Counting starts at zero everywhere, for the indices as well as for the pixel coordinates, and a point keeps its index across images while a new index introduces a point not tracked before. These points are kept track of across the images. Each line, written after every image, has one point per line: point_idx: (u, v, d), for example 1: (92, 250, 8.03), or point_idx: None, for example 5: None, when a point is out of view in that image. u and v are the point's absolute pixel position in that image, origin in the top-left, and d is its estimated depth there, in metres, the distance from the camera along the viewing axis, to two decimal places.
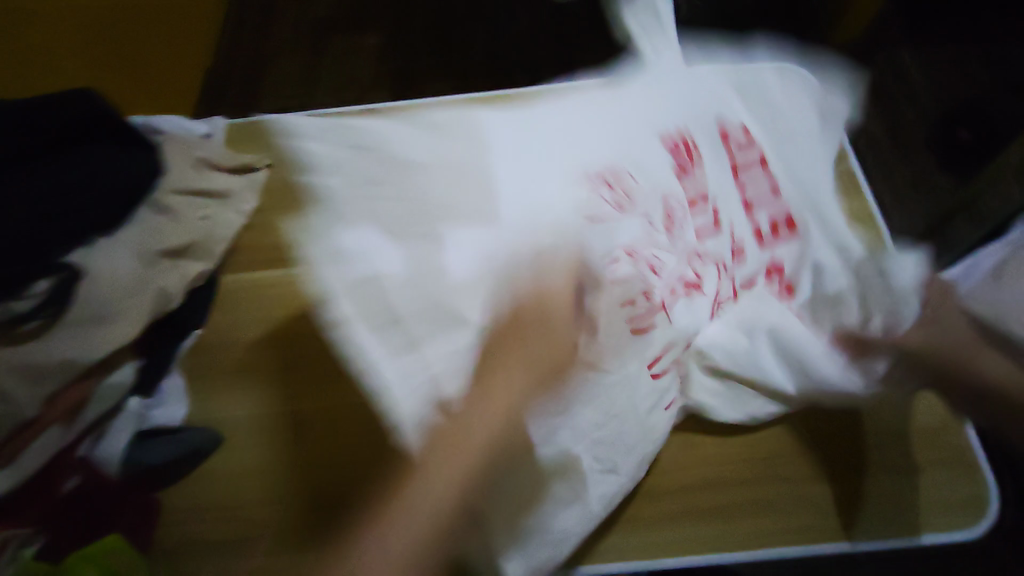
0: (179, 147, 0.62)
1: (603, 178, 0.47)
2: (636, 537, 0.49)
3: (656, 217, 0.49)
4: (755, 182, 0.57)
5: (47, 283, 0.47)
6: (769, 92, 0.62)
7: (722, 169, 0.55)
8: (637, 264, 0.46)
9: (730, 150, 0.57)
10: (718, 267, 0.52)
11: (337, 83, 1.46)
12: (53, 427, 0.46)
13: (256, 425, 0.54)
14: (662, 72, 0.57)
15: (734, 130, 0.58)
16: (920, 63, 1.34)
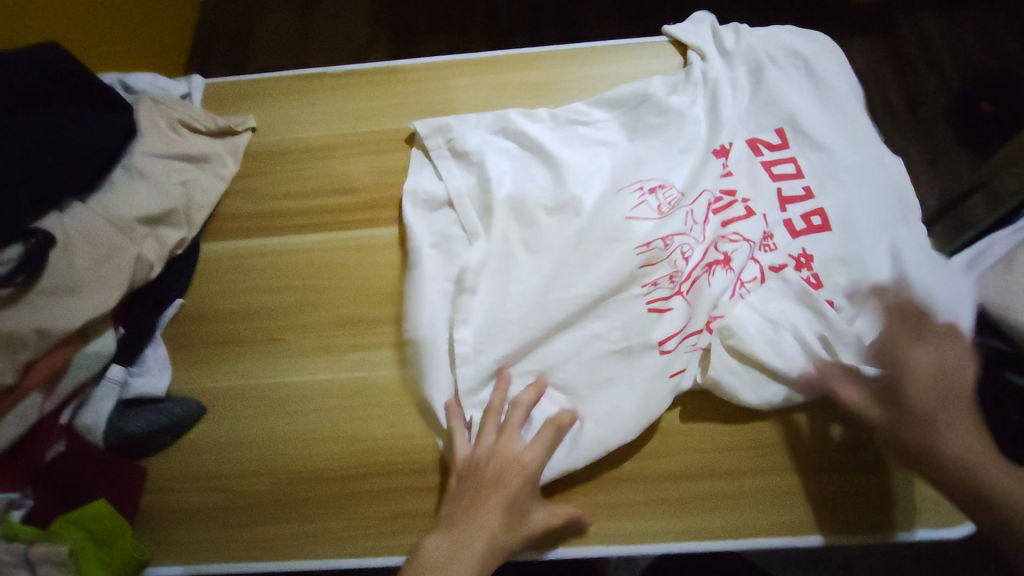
0: (153, 109, 0.61)
1: (646, 187, 0.55)
2: (618, 525, 0.48)
3: (692, 213, 0.54)
4: (789, 177, 0.56)
5: (19, 252, 0.48)
6: (822, 90, 0.61)
7: (751, 165, 0.57)
8: (659, 262, 0.52)
9: (758, 150, 0.58)
10: (750, 249, 0.53)
11: (331, 43, 1.41)
12: (33, 395, 0.46)
13: (234, 397, 0.53)
14: (618, 93, 0.62)
15: (767, 135, 0.59)
16: (943, 29, 1.27)
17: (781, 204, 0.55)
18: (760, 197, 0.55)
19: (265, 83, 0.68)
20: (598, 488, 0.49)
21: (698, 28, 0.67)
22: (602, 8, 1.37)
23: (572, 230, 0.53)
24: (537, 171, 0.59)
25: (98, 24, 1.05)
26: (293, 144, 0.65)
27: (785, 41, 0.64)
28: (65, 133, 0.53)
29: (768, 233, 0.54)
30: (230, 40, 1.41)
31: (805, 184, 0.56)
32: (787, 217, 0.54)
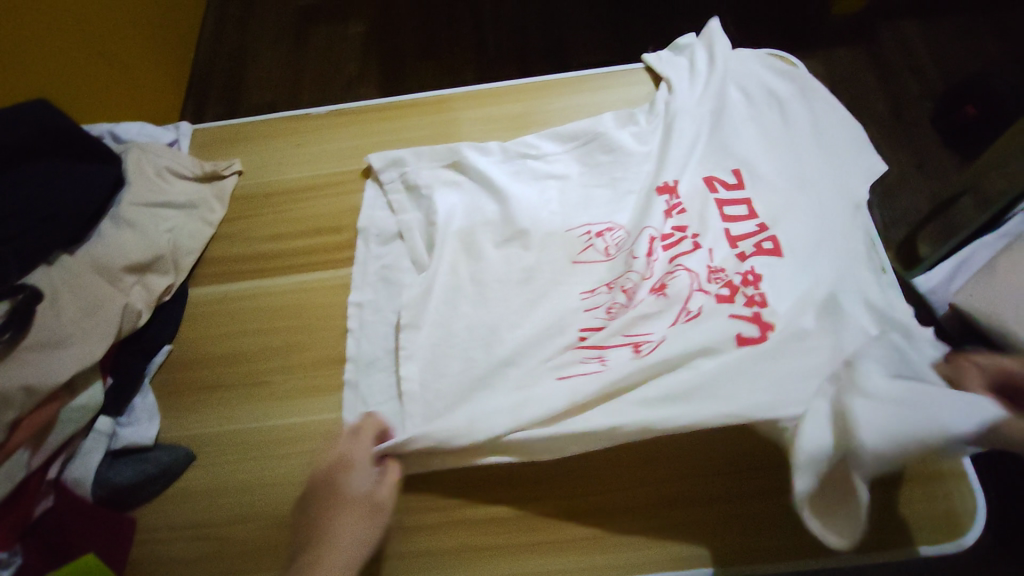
0: (140, 156, 0.62)
1: (593, 230, 0.59)
2: (611, 557, 0.46)
3: (634, 252, 0.55)
4: (740, 218, 0.56)
5: (7, 308, 0.48)
6: (787, 127, 0.62)
7: (704, 202, 0.57)
8: (598, 295, 0.54)
9: (712, 188, 0.58)
10: (693, 280, 0.52)
11: (323, 79, 1.44)
12: (19, 452, 0.45)
13: (223, 441, 0.53)
14: (587, 131, 0.65)
15: (723, 174, 0.59)
16: (924, 36, 1.28)
17: (730, 243, 0.55)
18: (709, 233, 0.55)
19: (256, 123, 0.70)
20: (588, 518, 0.48)
21: (675, 60, 0.69)
22: (586, 34, 1.39)
23: (515, 271, 0.57)
24: (487, 204, 0.62)
25: (93, 76, 1.08)
26: (281, 184, 0.66)
27: (755, 80, 0.66)
28: (53, 190, 0.54)
29: (720, 268, 0.53)
30: (223, 83, 1.44)
31: (757, 223, 0.55)
32: (737, 253, 0.54)
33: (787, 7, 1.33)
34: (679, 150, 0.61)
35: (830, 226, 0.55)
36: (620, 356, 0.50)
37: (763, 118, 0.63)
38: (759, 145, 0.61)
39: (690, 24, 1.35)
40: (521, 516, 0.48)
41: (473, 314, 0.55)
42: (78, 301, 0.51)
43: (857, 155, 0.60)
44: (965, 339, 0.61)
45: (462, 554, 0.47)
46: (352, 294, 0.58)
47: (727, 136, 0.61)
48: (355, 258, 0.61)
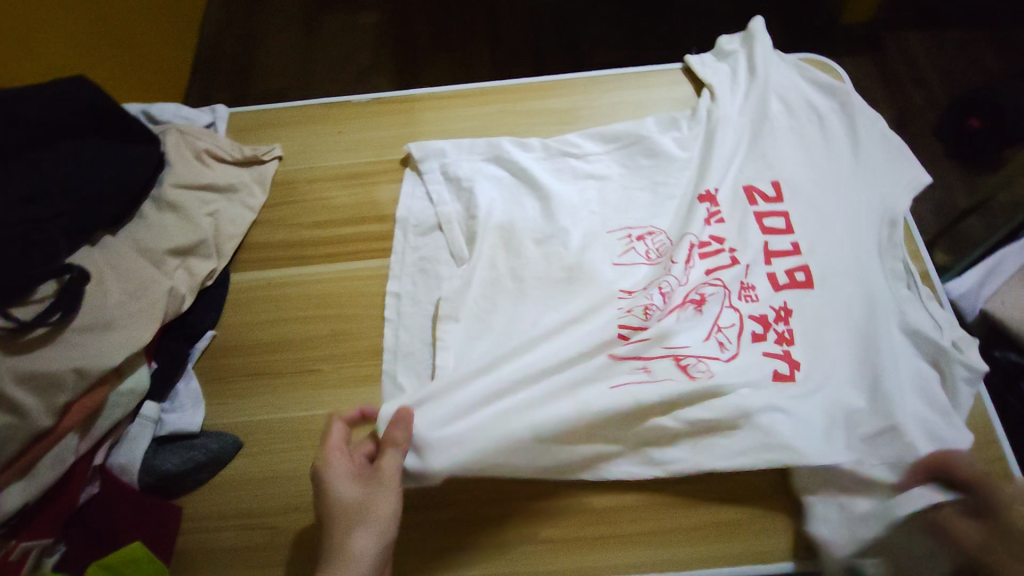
0: (179, 140, 0.60)
1: (634, 234, 0.59)
2: (668, 551, 0.47)
3: (673, 256, 0.56)
4: (779, 231, 0.58)
5: (54, 287, 0.47)
6: (826, 145, 0.63)
7: (744, 213, 0.59)
8: (639, 296, 0.54)
9: (753, 200, 0.59)
10: (727, 295, 0.54)
11: (333, 69, 1.42)
12: (70, 437, 0.44)
13: (272, 430, 0.52)
14: (629, 128, 0.65)
15: (763, 186, 0.60)
16: (929, 49, 1.32)
17: (767, 257, 0.56)
18: (746, 246, 0.57)
19: (294, 111, 0.69)
20: (647, 513, 0.48)
21: (719, 67, 0.69)
22: (600, 35, 1.40)
23: (556, 263, 0.57)
24: (526, 201, 0.61)
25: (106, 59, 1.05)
26: (320, 172, 0.65)
27: (798, 95, 0.66)
28: (96, 167, 0.52)
29: (750, 284, 0.55)
30: (230, 70, 1.41)
31: (794, 239, 0.57)
32: (771, 271, 0.56)
33: (799, 15, 1.35)
34: (722, 153, 0.62)
35: (863, 245, 0.57)
36: (668, 370, 0.50)
37: (802, 128, 0.64)
38: (800, 155, 0.62)
39: (703, 29, 1.37)
40: (580, 509, 0.49)
41: (516, 309, 0.54)
42: (126, 286, 0.50)
43: (895, 172, 0.61)
44: (993, 346, 0.65)
45: (521, 547, 0.47)
46: (390, 284, 0.58)
47: (765, 142, 0.62)
48: (393, 250, 0.60)
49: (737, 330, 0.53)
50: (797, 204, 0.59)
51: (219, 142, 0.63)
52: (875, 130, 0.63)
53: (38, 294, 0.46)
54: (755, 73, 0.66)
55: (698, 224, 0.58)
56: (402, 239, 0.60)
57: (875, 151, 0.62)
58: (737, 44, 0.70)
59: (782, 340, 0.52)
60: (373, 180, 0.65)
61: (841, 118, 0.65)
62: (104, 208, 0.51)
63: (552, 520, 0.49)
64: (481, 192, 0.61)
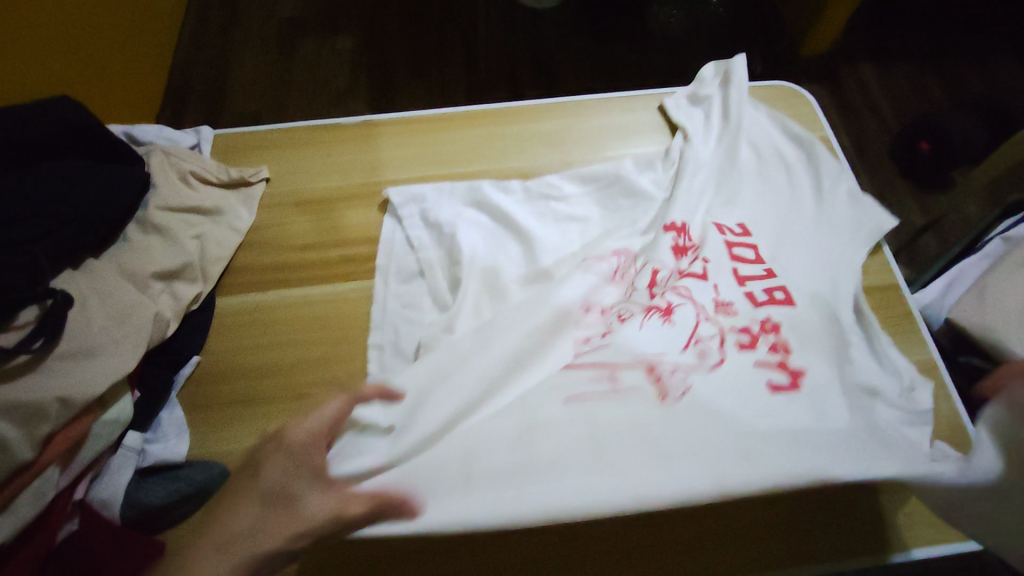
0: (164, 161, 0.59)
1: (607, 257, 0.58)
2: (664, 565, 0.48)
3: (635, 283, 0.56)
4: (749, 260, 0.58)
5: (36, 313, 0.46)
6: (792, 187, 0.65)
7: (717, 240, 0.59)
8: (611, 320, 0.52)
9: (724, 231, 0.60)
10: (698, 310, 0.53)
11: (310, 91, 1.42)
12: (51, 468, 0.43)
13: None
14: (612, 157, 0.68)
15: (730, 224, 0.61)
16: (879, 78, 1.40)
17: (741, 278, 0.56)
18: (719, 267, 0.56)
19: (281, 133, 0.69)
20: (644, 531, 0.49)
21: (693, 110, 0.71)
22: (574, 62, 1.44)
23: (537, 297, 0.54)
24: (509, 245, 0.61)
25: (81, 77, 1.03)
26: (307, 194, 0.65)
27: (767, 136, 0.68)
28: (79, 189, 0.51)
29: (726, 302, 0.54)
30: (203, 92, 1.40)
31: (765, 266, 0.57)
32: (747, 290, 0.55)
33: (760, 48, 1.43)
34: (690, 188, 0.63)
35: (827, 284, 0.58)
36: (640, 385, 0.48)
37: (769, 173, 0.66)
38: (766, 198, 0.64)
39: (672, 59, 1.43)
40: (579, 528, 0.49)
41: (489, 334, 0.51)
42: (109, 311, 0.49)
43: (859, 220, 0.63)
44: (958, 351, 0.66)
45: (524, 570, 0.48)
46: (372, 336, 0.56)
47: (732, 181, 0.64)
48: (374, 297, 0.58)
49: (717, 341, 0.51)
50: (764, 240, 0.60)
51: (204, 163, 0.62)
52: (842, 185, 0.65)
53: (20, 321, 0.45)
54: (729, 119, 0.68)
55: (664, 250, 0.57)
56: (385, 284, 0.59)
57: (840, 200, 0.64)
58: (713, 85, 0.72)
59: (775, 352, 0.51)
60: (361, 203, 0.65)
61: (808, 166, 0.67)
62: (87, 231, 0.50)
63: (551, 541, 0.49)
64: (465, 235, 0.60)
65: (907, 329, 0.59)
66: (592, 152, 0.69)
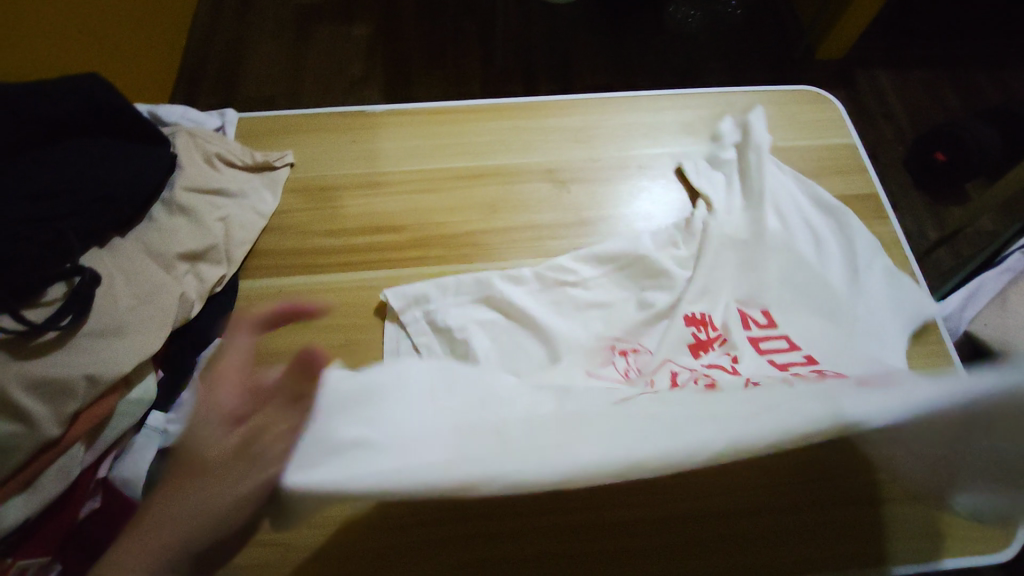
0: (189, 142, 0.59)
1: (620, 347, 0.54)
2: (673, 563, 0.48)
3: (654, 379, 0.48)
4: (781, 350, 0.51)
5: (64, 290, 0.45)
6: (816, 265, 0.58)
7: (739, 336, 0.52)
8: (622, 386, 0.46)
9: (746, 325, 0.53)
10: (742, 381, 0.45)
11: (324, 78, 1.41)
12: (77, 446, 0.43)
13: None
14: (636, 158, 0.68)
15: (755, 313, 0.55)
16: (896, 86, 1.40)
17: (777, 362, 0.48)
18: (740, 351, 0.51)
19: (306, 118, 0.68)
20: (661, 524, 0.49)
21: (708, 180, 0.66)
22: (591, 60, 1.44)
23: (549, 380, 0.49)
24: (529, 343, 0.54)
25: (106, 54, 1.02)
26: (331, 180, 0.65)
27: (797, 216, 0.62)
28: (107, 167, 0.51)
29: (744, 369, 0.48)
30: (217, 76, 1.39)
31: (802, 353, 0.50)
32: (789, 371, 0.47)
33: (776, 51, 1.43)
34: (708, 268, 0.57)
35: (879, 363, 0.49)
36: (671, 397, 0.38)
37: (803, 250, 0.59)
38: (799, 277, 0.57)
39: (689, 59, 1.42)
40: (595, 521, 0.49)
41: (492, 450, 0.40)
42: (135, 291, 0.49)
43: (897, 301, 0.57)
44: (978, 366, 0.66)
45: (539, 565, 0.48)
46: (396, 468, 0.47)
47: (757, 259, 0.58)
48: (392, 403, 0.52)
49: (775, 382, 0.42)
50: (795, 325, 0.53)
51: (230, 146, 0.62)
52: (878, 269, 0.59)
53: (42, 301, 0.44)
54: (752, 189, 0.63)
55: (684, 348, 0.52)
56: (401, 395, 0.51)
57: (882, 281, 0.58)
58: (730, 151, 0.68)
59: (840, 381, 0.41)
60: (384, 192, 0.64)
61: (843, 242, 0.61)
62: (114, 208, 0.50)
63: (575, 535, 0.49)
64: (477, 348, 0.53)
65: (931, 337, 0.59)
66: (616, 149, 0.69)
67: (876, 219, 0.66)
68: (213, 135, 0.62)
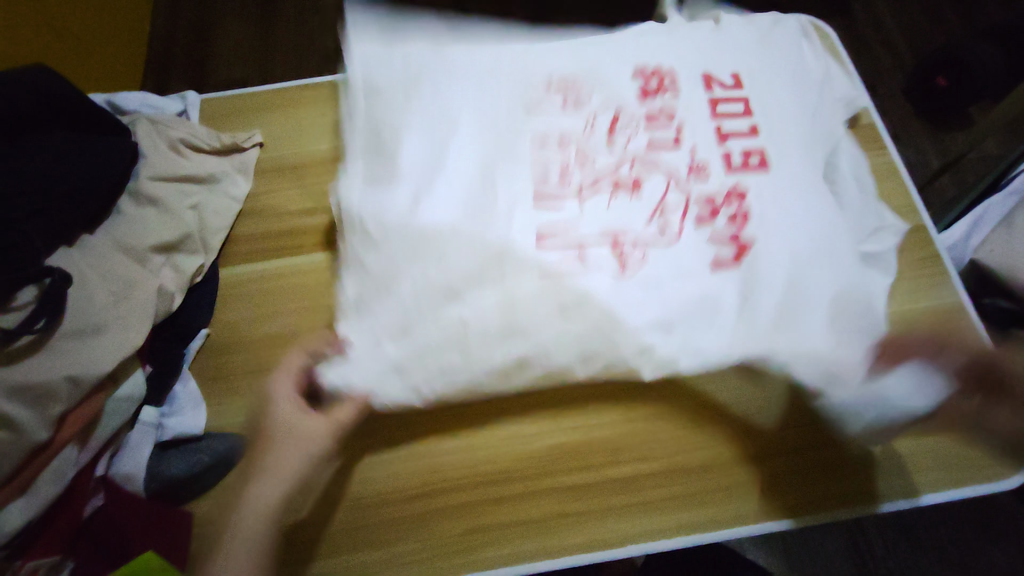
0: (152, 130, 0.57)
1: (554, 85, 0.58)
2: (668, 521, 0.48)
3: (593, 122, 0.57)
4: (659, 124, 0.57)
5: (37, 291, 0.45)
6: (802, 199, 0.54)
7: (700, 99, 0.58)
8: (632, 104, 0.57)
9: (710, 85, 0.58)
10: (670, 175, 0.54)
11: (296, 50, 1.32)
12: (68, 448, 0.43)
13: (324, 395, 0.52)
14: None
15: (721, 75, 0.59)
16: (894, 8, 1.31)
17: (721, 137, 0.56)
18: (695, 129, 0.56)
19: (268, 94, 0.66)
20: (652, 483, 0.49)
21: (764, 277, 0.51)
22: None
23: (542, 308, 0.50)
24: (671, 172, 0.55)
25: (68, 44, 0.99)
26: (301, 157, 0.62)
27: (802, 149, 0.56)
28: (68, 162, 0.49)
29: (701, 160, 0.55)
30: (186, 55, 1.31)
31: (751, 121, 0.57)
32: (722, 151, 0.55)
33: None
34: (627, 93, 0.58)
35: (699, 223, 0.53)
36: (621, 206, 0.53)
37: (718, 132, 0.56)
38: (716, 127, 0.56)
39: None
40: (590, 482, 0.49)
41: (423, 128, 0.56)
42: (109, 290, 0.48)
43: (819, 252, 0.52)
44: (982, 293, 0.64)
45: (566, 513, 0.48)
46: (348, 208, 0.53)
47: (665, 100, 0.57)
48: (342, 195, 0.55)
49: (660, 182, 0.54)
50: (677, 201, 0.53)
51: (197, 128, 0.59)
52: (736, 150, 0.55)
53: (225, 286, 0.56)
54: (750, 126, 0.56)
55: (584, 144, 0.56)
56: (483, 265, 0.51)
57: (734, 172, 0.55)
58: (710, 120, 0.57)
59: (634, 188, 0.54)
60: None
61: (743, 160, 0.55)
62: (75, 204, 0.48)
63: (598, 461, 0.50)
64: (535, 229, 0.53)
65: (935, 271, 0.57)
66: None
67: (872, 151, 0.63)
68: (175, 121, 0.59)
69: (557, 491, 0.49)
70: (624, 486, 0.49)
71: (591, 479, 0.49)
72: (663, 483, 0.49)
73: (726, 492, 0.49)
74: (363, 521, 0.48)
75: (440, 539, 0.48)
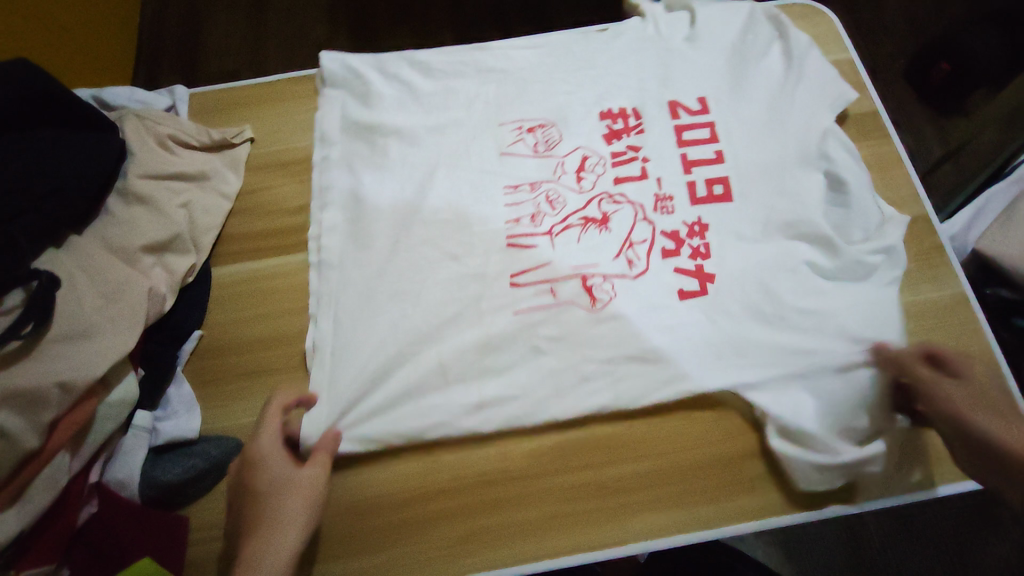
0: (138, 125, 0.55)
1: (525, 126, 0.60)
2: (666, 521, 0.47)
3: (563, 164, 0.58)
4: (626, 160, 0.58)
5: (23, 296, 0.43)
6: (774, 224, 0.55)
7: (666, 127, 0.60)
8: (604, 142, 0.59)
9: (676, 113, 0.60)
10: (635, 211, 0.56)
11: (288, 40, 1.30)
12: (59, 454, 0.42)
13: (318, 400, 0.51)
14: None
15: (688, 101, 0.61)
16: None
17: (688, 166, 0.58)
18: (663, 158, 0.58)
19: (257, 88, 0.64)
20: (645, 485, 0.48)
21: (737, 296, 0.52)
22: None
23: (515, 343, 0.51)
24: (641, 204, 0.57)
25: (56, 37, 0.97)
26: (292, 152, 0.61)
27: (768, 175, 0.57)
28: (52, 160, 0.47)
29: (666, 195, 0.57)
30: (177, 47, 1.29)
31: (717, 148, 0.58)
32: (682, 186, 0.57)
33: None
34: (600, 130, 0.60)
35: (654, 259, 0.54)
36: (589, 240, 0.55)
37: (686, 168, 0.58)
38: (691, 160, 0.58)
39: None
40: (586, 482, 0.49)
41: (401, 168, 0.58)
42: (98, 294, 0.46)
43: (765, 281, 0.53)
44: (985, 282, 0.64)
45: (562, 514, 0.48)
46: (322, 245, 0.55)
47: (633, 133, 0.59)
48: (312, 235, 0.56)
49: (620, 210, 0.56)
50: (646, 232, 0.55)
51: (185, 124, 0.58)
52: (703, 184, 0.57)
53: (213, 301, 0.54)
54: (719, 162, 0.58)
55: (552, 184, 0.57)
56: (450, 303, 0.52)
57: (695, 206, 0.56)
58: (677, 152, 0.58)
59: (598, 227, 0.55)
60: None
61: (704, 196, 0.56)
62: (64, 204, 0.47)
63: (594, 460, 0.49)
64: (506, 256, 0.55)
65: (938, 262, 0.56)
66: None
67: (873, 141, 0.62)
68: (162, 116, 0.57)
69: (553, 491, 0.48)
70: (621, 485, 0.48)
71: (587, 479, 0.49)
72: (661, 482, 0.48)
73: (727, 490, 0.48)
74: (357, 524, 0.48)
75: (434, 540, 0.47)
